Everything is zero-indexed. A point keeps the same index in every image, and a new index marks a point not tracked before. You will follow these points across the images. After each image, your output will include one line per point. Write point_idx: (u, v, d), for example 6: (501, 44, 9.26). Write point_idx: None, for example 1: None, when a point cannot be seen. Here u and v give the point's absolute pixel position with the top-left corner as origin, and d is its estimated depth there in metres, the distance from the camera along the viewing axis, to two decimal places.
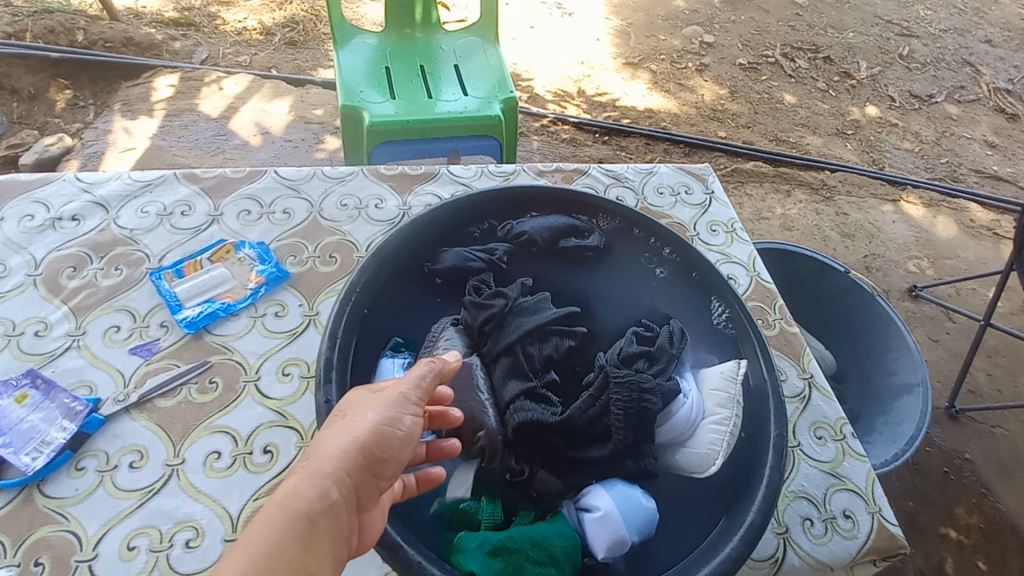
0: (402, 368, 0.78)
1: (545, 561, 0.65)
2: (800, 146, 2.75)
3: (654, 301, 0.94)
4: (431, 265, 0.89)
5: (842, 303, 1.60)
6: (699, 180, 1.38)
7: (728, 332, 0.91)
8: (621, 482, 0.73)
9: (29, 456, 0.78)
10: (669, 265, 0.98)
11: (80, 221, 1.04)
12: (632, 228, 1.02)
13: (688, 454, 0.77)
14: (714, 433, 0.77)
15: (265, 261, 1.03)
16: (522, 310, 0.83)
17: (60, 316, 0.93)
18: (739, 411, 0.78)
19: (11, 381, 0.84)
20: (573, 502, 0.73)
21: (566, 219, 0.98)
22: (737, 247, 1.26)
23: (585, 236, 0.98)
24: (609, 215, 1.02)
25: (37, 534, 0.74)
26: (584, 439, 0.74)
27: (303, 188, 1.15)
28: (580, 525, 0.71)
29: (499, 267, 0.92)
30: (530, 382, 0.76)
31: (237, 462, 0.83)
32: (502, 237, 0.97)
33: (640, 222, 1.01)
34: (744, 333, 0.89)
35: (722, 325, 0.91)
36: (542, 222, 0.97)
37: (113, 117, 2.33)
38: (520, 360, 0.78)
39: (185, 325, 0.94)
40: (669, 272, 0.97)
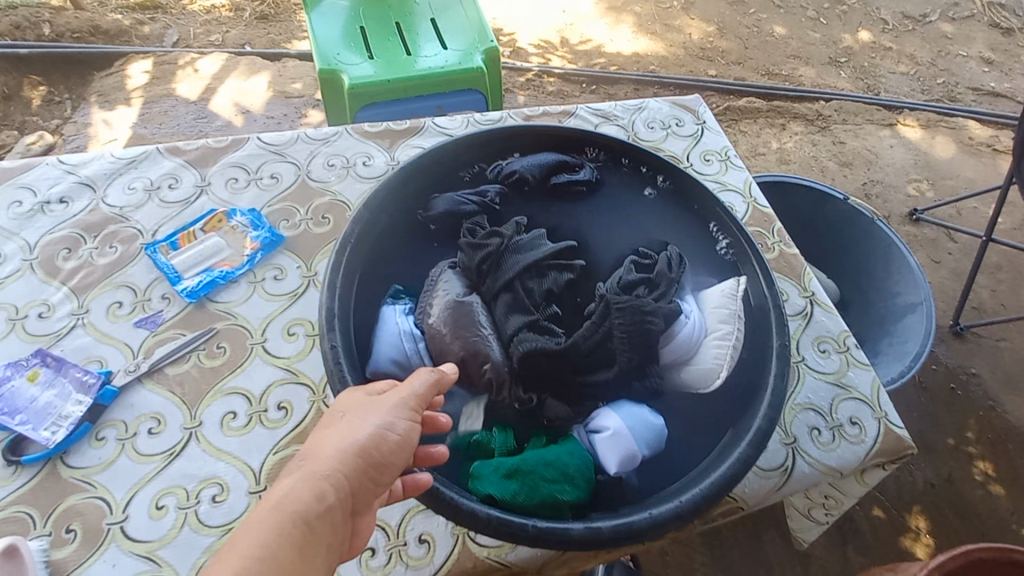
0: (404, 314, 0.78)
1: (559, 480, 0.67)
2: (793, 78, 2.69)
3: (650, 229, 0.93)
4: (425, 212, 0.89)
5: (840, 229, 1.60)
6: (690, 111, 1.35)
7: (725, 254, 0.91)
8: (629, 402, 0.75)
9: (49, 431, 0.80)
10: (663, 193, 0.97)
11: (68, 203, 1.03)
12: (623, 161, 1.00)
13: (694, 371, 0.77)
14: (718, 348, 0.77)
15: (258, 227, 1.03)
16: (518, 247, 0.83)
17: (62, 296, 0.93)
18: (740, 326, 0.79)
19: (21, 362, 0.85)
20: (583, 426, 0.75)
21: (556, 156, 0.97)
22: (733, 174, 1.24)
23: (577, 172, 0.97)
24: (599, 150, 1.01)
25: (67, 503, 0.77)
26: (590, 364, 0.75)
27: (288, 152, 1.14)
28: (592, 446, 0.72)
29: (493, 209, 0.91)
30: (533, 316, 0.77)
31: (253, 420, 0.85)
32: (492, 179, 0.96)
33: (631, 153, 1.00)
34: (742, 252, 0.89)
35: (720, 248, 0.91)
36: (533, 161, 0.95)
37: (91, 109, 2.29)
38: (520, 295, 0.78)
39: (186, 295, 0.94)
40: (663, 199, 0.97)
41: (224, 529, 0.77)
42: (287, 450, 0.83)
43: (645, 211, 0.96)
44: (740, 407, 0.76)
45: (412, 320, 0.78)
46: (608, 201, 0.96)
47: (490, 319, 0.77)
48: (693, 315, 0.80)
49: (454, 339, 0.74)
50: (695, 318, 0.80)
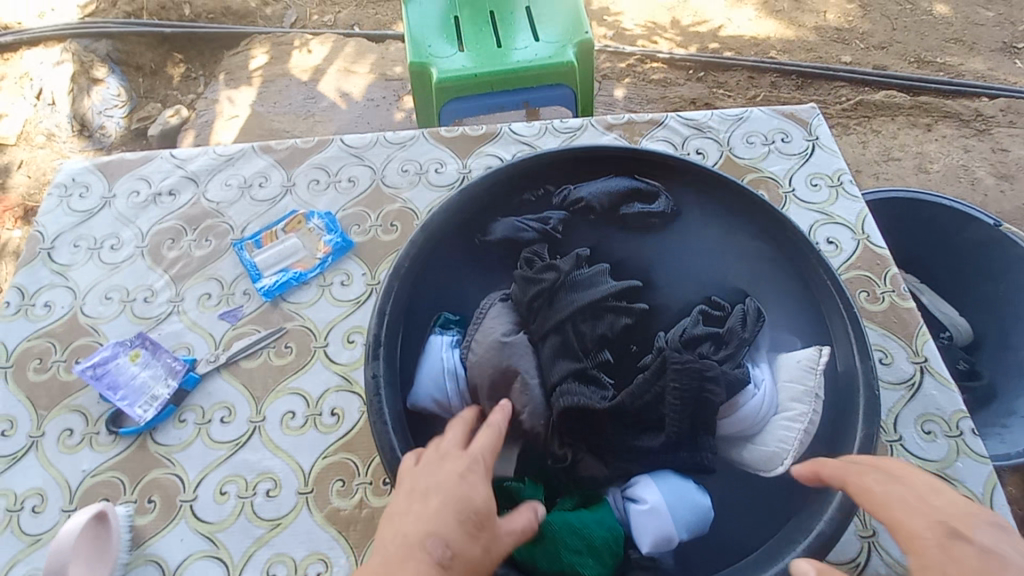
0: (449, 345, 0.78)
1: (583, 551, 0.64)
2: (949, 69, 2.27)
3: (727, 272, 0.84)
4: (484, 238, 0.87)
5: (984, 264, 1.33)
6: (801, 124, 1.18)
7: (815, 311, 0.79)
8: (675, 475, 0.69)
9: (141, 408, 0.91)
10: (749, 231, 0.86)
11: (176, 195, 1.15)
12: (706, 190, 0.91)
13: (755, 451, 0.70)
14: (786, 430, 0.69)
15: (331, 230, 1.07)
16: (576, 285, 0.77)
17: (163, 283, 1.05)
18: (816, 406, 0.70)
19: (126, 341, 0.97)
20: (619, 490, 0.71)
21: (630, 181, 0.90)
22: (842, 204, 1.08)
23: (651, 200, 0.89)
24: (681, 176, 0.92)
25: (151, 475, 0.88)
26: (636, 425, 0.70)
27: (366, 155, 1.16)
28: (625, 515, 0.68)
29: (555, 238, 0.87)
30: (582, 363, 0.72)
31: (309, 422, 0.90)
32: (559, 204, 0.91)
33: (717, 181, 0.90)
34: (837, 313, 0.77)
35: (807, 303, 0.80)
36: (602, 187, 0.90)
37: (219, 87, 2.51)
38: (570, 339, 0.73)
39: (263, 294, 1.01)
40: (747, 238, 0.86)
41: (272, 524, 0.83)
42: (334, 457, 0.88)
43: (726, 251, 0.85)
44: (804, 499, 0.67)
45: (458, 355, 0.77)
46: (683, 236, 0.87)
47: (534, 362, 0.73)
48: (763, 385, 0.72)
49: (494, 382, 0.73)
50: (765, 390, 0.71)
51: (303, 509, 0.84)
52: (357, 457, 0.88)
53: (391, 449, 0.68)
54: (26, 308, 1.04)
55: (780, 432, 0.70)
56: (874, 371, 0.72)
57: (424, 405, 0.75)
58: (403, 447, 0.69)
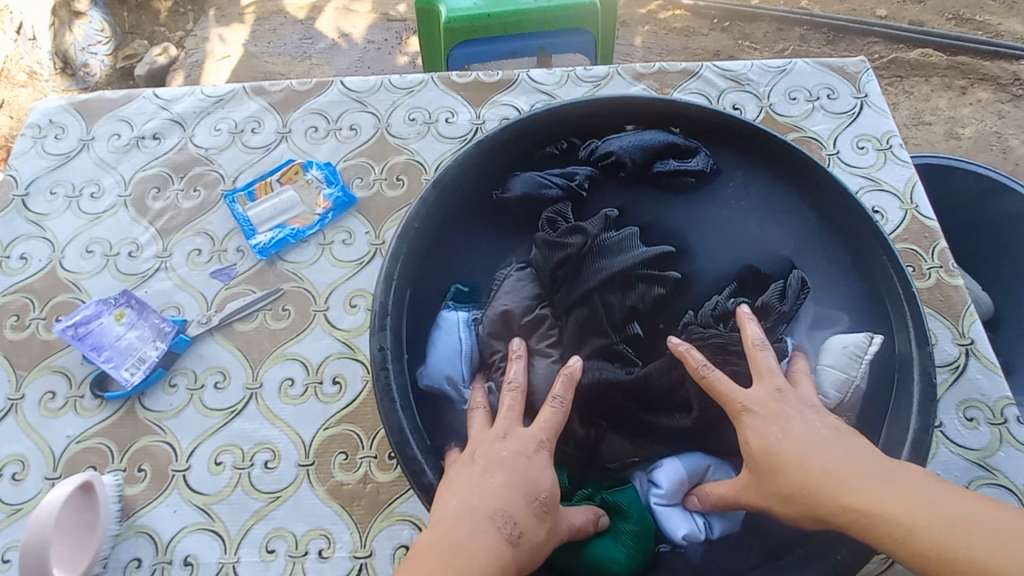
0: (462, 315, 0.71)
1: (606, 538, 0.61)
2: (992, 25, 2.12)
3: (773, 240, 0.75)
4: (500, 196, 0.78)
5: None
6: (849, 79, 1.08)
7: (868, 286, 0.72)
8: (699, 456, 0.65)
9: (128, 372, 0.84)
10: (798, 198, 0.78)
11: (161, 140, 1.05)
12: (751, 149, 0.81)
13: None
14: None
15: (331, 183, 0.98)
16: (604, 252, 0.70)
17: (149, 237, 0.97)
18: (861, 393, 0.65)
19: (110, 300, 0.90)
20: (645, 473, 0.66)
21: (665, 136, 0.80)
22: (890, 169, 0.99)
23: (687, 157, 0.80)
24: (722, 132, 0.82)
25: (141, 443, 0.82)
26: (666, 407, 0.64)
27: (369, 101, 1.06)
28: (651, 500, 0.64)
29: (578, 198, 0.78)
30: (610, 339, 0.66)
31: (309, 390, 0.84)
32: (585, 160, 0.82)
33: (763, 140, 0.80)
34: (896, 295, 0.70)
35: (861, 278, 0.73)
36: (634, 141, 0.80)
37: (209, 24, 2.33)
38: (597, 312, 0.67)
39: (258, 251, 0.93)
40: (796, 204, 0.77)
41: (271, 497, 0.79)
42: (337, 428, 0.82)
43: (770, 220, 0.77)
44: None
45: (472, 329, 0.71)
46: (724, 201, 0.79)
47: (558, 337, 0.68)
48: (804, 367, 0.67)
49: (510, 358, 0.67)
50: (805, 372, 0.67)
51: (305, 482, 0.79)
52: (361, 429, 0.82)
53: (401, 429, 0.63)
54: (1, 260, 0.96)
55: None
56: (932, 358, 0.66)
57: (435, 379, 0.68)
58: (413, 427, 0.63)
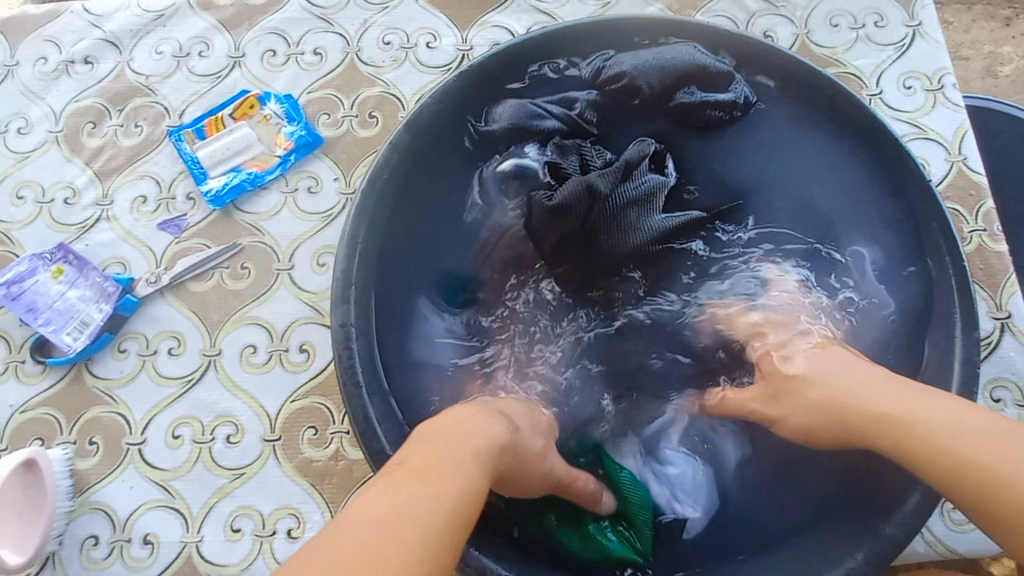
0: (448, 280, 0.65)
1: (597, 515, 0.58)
2: None
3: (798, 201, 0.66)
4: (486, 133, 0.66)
5: None
6: (902, 2, 0.91)
7: (904, 256, 0.63)
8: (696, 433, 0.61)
9: (70, 336, 0.76)
10: (841, 155, 0.66)
11: (94, 64, 0.90)
12: (790, 91, 0.68)
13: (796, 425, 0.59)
14: None
15: (293, 120, 0.84)
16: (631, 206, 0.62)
17: (86, 181, 0.84)
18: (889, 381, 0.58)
19: (45, 253, 0.79)
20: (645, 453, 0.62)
21: (691, 55, 0.66)
22: (940, 115, 0.86)
23: (716, 84, 0.67)
24: (758, 65, 0.68)
25: (90, 414, 0.75)
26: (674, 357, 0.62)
27: (336, 19, 0.90)
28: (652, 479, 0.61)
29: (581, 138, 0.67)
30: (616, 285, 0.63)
31: (274, 358, 0.76)
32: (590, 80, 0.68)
33: (807, 80, 0.67)
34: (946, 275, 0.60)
35: (894, 246, 0.63)
36: (651, 60, 0.66)
37: None
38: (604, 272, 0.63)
39: (211, 200, 0.81)
40: (829, 156, 0.66)
41: (234, 474, 0.72)
42: (305, 401, 0.75)
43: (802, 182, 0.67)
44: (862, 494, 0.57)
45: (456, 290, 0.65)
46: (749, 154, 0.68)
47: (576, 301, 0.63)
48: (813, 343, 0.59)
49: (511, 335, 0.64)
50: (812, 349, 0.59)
51: (270, 459, 0.73)
52: (331, 402, 0.75)
53: (368, 417, 0.55)
54: None
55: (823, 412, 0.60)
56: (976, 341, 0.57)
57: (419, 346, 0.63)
58: (380, 412, 0.56)
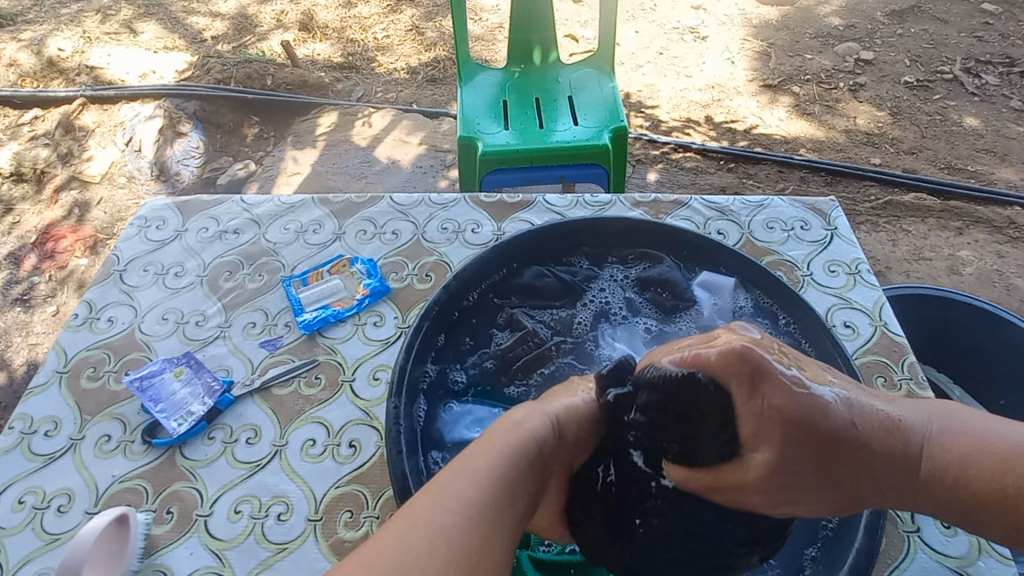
0: (459, 424, 0.84)
1: None
2: (980, 177, 2.47)
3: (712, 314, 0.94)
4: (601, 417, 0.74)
5: (969, 338, 1.35)
6: (820, 215, 1.24)
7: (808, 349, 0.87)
8: None
9: (177, 422, 0.98)
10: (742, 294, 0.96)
11: (239, 234, 1.28)
12: (705, 262, 0.99)
13: None
14: None
15: (371, 275, 1.16)
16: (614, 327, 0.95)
17: (215, 310, 1.15)
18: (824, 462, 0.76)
19: (174, 359, 1.06)
20: None
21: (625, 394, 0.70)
22: (860, 291, 1.11)
23: (652, 268, 0.99)
24: (682, 253, 1.00)
25: (174, 487, 0.93)
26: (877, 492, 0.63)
27: (411, 212, 1.28)
28: None
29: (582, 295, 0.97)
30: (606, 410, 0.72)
31: (327, 451, 0.95)
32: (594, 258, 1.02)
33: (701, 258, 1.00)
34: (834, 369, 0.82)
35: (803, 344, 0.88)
36: (632, 273, 1.00)
37: (287, 147, 2.79)
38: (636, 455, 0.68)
39: (302, 327, 1.09)
40: (749, 304, 0.94)
41: (278, 548, 0.86)
42: (346, 487, 0.91)
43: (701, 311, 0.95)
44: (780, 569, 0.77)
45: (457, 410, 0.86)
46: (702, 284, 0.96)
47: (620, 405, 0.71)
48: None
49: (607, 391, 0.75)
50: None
51: (310, 536, 0.86)
52: (368, 490, 0.91)
53: (402, 475, 0.73)
54: (92, 321, 1.15)
55: None
56: None
57: (455, 439, 0.82)
58: (413, 474, 0.74)
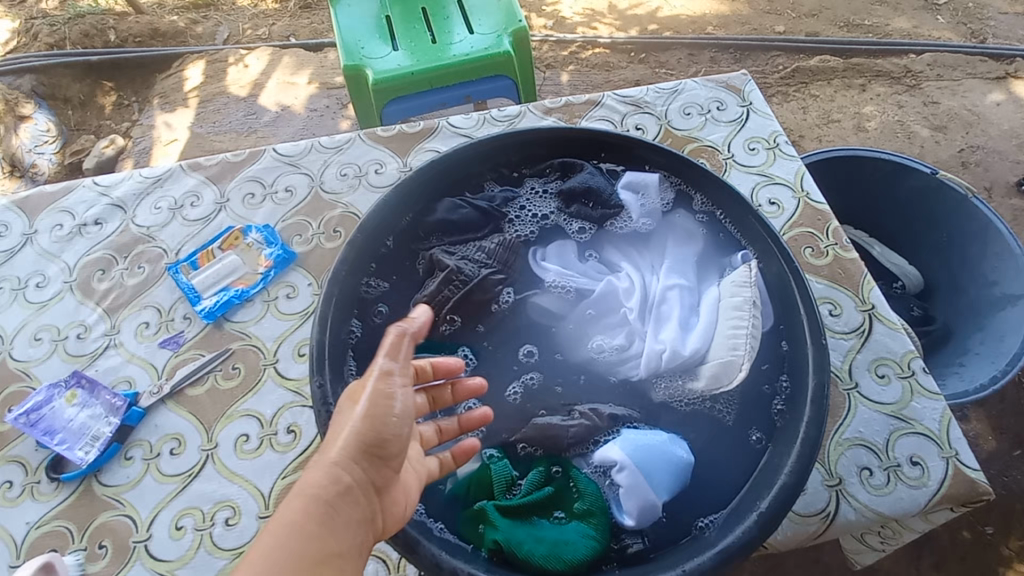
0: None
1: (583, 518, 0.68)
2: (878, 30, 2.49)
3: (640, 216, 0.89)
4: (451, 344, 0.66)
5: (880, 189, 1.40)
6: (735, 91, 1.19)
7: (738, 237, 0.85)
8: (655, 444, 0.70)
9: (83, 451, 0.85)
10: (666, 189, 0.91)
11: (103, 224, 1.09)
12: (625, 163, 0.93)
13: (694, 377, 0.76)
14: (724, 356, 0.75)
15: (271, 243, 1.03)
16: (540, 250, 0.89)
17: (97, 317, 0.99)
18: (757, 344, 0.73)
19: (61, 383, 0.91)
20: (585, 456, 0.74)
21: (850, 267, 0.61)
22: (781, 164, 1.09)
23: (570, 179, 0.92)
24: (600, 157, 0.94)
25: (100, 519, 0.83)
26: None
27: (302, 163, 1.13)
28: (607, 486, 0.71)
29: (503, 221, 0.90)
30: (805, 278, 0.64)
31: (263, 443, 0.87)
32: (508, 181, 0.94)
33: (620, 160, 0.93)
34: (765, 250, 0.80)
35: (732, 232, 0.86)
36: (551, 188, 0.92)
37: (154, 112, 2.41)
38: None
39: (204, 316, 0.97)
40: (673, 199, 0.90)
41: (234, 553, 0.80)
42: (294, 475, 0.84)
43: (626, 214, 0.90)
44: (735, 455, 0.73)
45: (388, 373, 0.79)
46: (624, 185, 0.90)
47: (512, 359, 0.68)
48: (609, 284, 0.83)
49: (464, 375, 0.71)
50: (652, 350, 0.76)
51: None
52: None
53: None
54: None
55: (716, 431, 0.75)
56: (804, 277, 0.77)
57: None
58: None
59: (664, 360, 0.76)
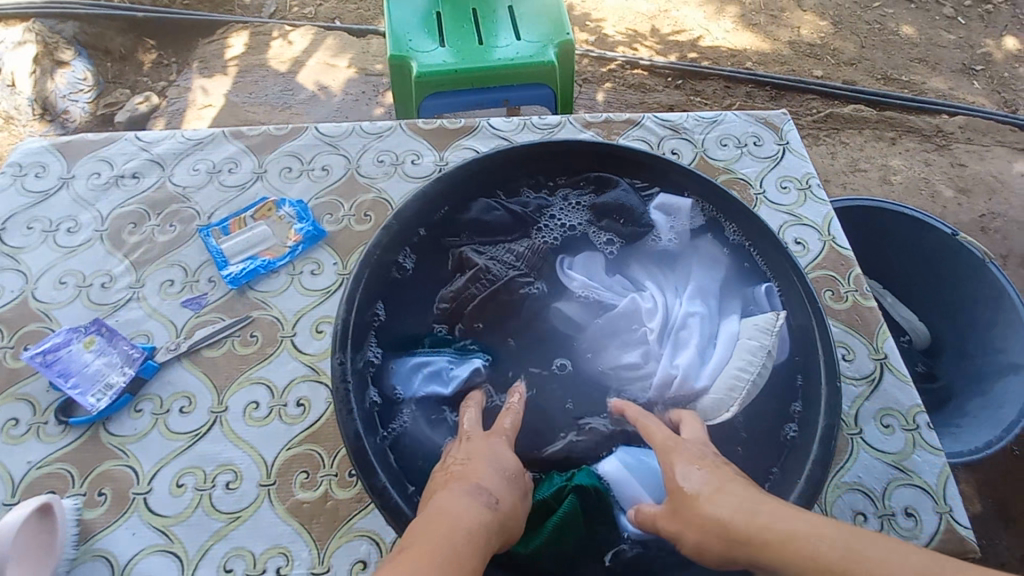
0: (412, 375, 0.78)
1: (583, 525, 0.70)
2: (914, 86, 2.51)
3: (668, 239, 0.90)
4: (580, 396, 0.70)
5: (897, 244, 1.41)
6: (773, 129, 1.21)
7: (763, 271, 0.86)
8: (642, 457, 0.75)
9: (95, 397, 0.87)
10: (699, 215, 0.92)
11: (140, 178, 1.11)
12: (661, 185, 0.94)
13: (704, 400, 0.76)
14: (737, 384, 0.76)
15: (303, 218, 1.04)
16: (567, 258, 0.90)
17: (123, 269, 1.01)
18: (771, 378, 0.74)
19: (81, 329, 0.93)
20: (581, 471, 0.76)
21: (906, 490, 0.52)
22: (810, 206, 1.10)
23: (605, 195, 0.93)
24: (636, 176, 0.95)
25: (103, 467, 0.84)
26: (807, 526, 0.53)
27: (341, 144, 1.15)
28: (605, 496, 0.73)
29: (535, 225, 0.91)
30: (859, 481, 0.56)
31: (272, 413, 0.88)
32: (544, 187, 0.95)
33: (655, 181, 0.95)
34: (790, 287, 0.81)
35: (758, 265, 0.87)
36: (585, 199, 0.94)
37: (192, 75, 2.44)
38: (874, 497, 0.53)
39: (228, 281, 0.98)
40: (703, 225, 0.92)
41: (231, 517, 0.80)
42: (299, 448, 0.86)
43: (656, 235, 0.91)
44: None
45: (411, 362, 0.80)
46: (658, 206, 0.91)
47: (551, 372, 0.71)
48: (632, 301, 0.84)
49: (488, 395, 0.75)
50: (667, 371, 0.78)
51: (265, 501, 0.82)
52: (323, 448, 0.86)
53: (356, 435, 0.68)
54: None
55: None
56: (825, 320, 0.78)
57: (411, 394, 0.77)
58: (367, 429, 0.69)
59: (676, 383, 0.77)
